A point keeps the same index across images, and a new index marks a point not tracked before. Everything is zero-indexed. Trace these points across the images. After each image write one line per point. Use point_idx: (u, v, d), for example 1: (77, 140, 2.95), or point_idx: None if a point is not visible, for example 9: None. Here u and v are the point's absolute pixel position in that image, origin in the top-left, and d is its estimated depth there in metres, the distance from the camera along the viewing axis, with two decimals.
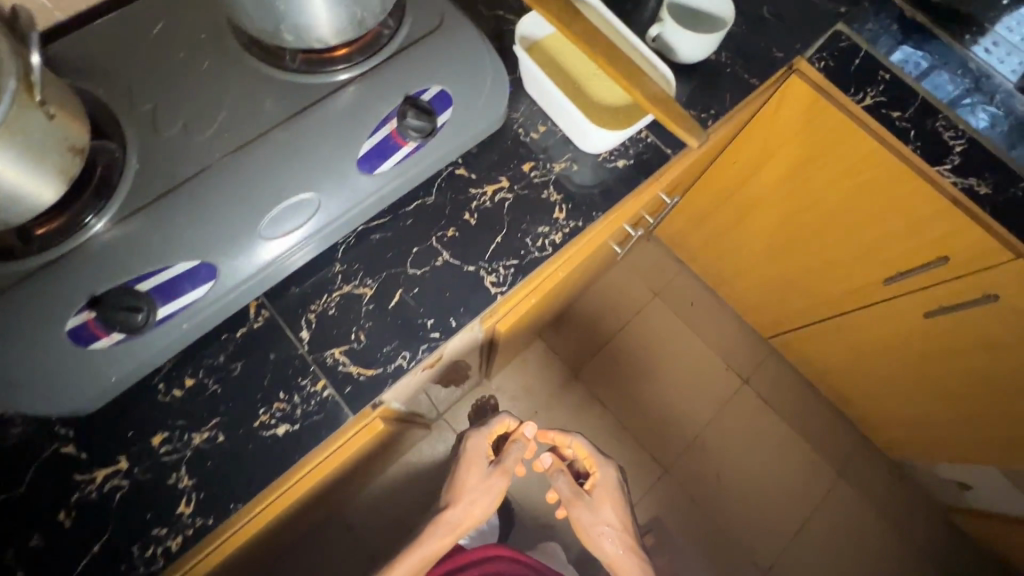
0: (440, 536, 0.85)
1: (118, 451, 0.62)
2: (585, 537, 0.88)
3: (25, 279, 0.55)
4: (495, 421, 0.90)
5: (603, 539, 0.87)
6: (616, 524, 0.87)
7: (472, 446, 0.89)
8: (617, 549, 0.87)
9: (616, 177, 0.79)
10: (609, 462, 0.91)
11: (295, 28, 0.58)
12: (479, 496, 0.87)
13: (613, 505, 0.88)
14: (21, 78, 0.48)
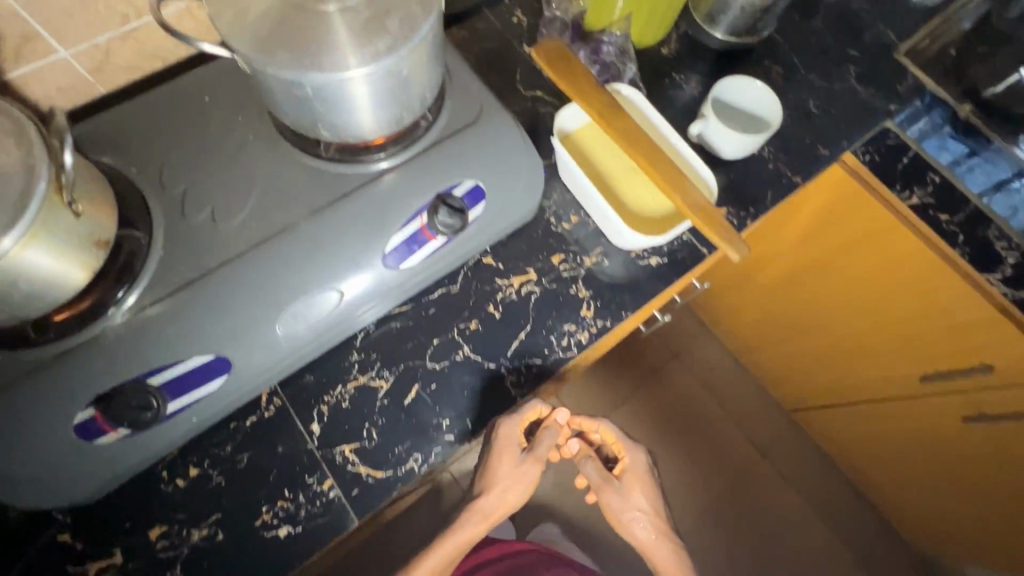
0: (466, 531, 0.74)
1: (114, 543, 0.60)
2: (619, 522, 0.78)
3: (35, 371, 0.54)
4: (523, 407, 0.70)
5: (642, 526, 0.77)
6: (653, 516, 0.77)
7: (500, 436, 0.70)
8: (657, 525, 0.78)
9: (647, 276, 0.76)
10: (641, 448, 0.80)
11: (331, 126, 0.57)
12: (511, 486, 0.73)
13: (649, 500, 0.78)
14: (52, 181, 0.47)
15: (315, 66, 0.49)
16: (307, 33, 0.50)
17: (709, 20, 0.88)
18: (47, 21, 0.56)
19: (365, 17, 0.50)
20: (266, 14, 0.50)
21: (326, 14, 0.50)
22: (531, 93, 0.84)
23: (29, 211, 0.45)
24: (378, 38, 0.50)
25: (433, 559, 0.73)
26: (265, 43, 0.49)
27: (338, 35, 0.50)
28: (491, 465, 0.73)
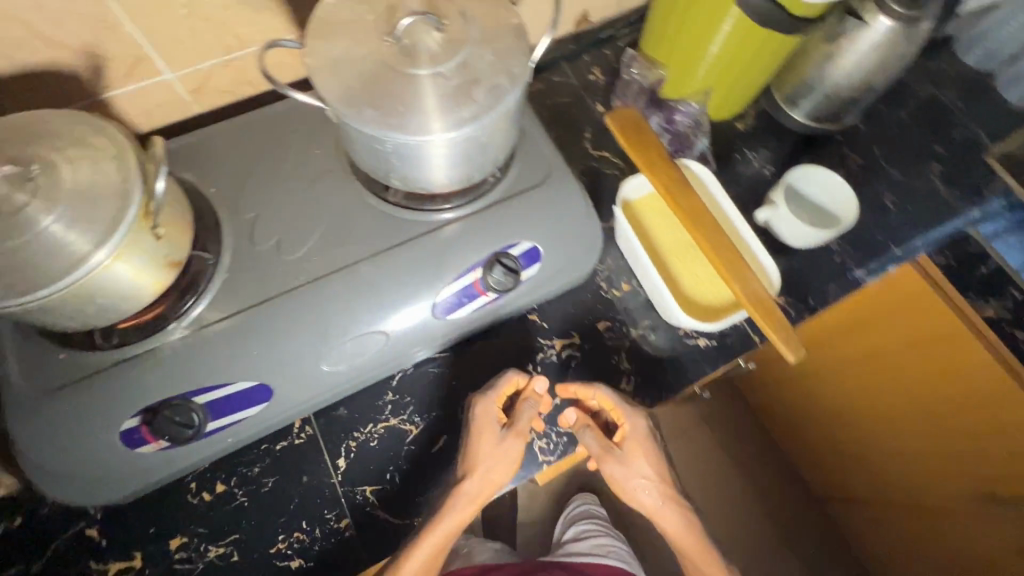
0: (451, 522, 0.64)
1: (136, 546, 0.61)
2: (620, 488, 0.71)
3: (94, 374, 0.56)
4: (501, 381, 0.66)
5: (647, 480, 0.71)
6: (658, 484, 0.71)
7: (478, 414, 0.65)
8: (657, 491, 0.71)
9: (692, 356, 0.74)
10: (641, 412, 0.68)
11: (404, 177, 0.59)
12: (497, 463, 0.65)
13: (655, 457, 0.71)
14: (142, 207, 0.50)
15: (400, 127, 0.51)
16: (397, 94, 0.51)
17: (788, 101, 0.86)
18: (160, 47, 0.60)
19: (455, 84, 0.51)
20: (361, 71, 0.52)
21: (417, 78, 0.51)
22: (599, 153, 0.84)
23: (116, 235, 0.47)
24: (464, 106, 0.51)
25: (413, 563, 0.63)
26: (356, 98, 0.51)
27: (426, 99, 0.51)
28: (472, 445, 0.64)
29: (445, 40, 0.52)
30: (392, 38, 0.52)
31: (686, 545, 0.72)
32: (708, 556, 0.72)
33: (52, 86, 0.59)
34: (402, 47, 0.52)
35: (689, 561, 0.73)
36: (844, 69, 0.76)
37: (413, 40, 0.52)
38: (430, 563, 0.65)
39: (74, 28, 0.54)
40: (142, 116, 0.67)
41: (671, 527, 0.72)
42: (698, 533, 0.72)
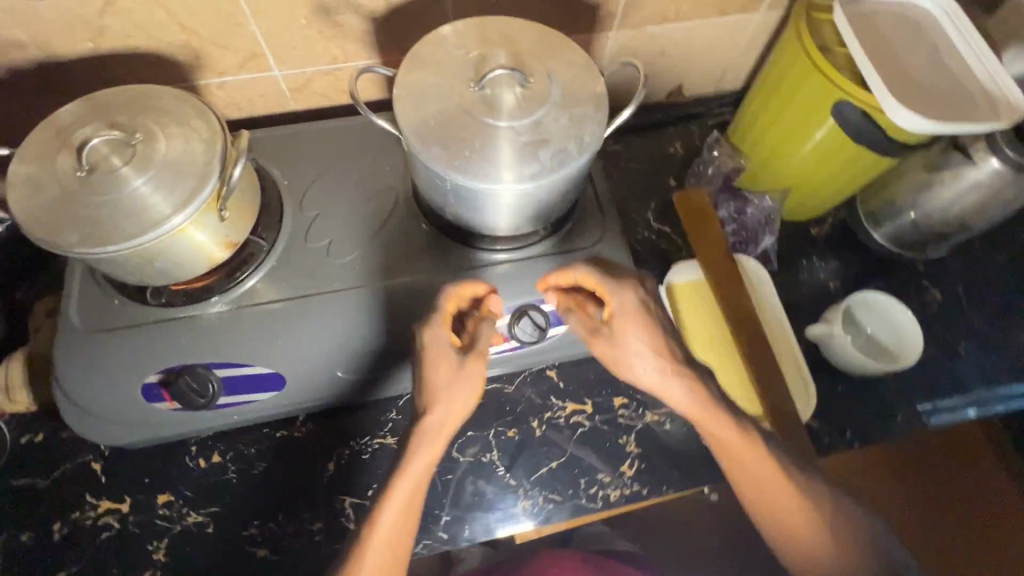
0: (419, 466, 0.55)
1: (128, 492, 0.65)
2: (613, 359, 0.60)
3: (135, 325, 0.61)
4: (445, 302, 0.59)
5: (641, 358, 0.58)
6: (650, 353, 0.57)
7: (428, 341, 0.57)
8: (644, 341, 0.58)
9: (705, 458, 0.70)
10: (627, 283, 0.59)
11: (457, 213, 0.61)
12: (460, 382, 0.57)
13: (647, 329, 0.58)
14: (215, 191, 0.53)
15: (462, 169, 0.52)
16: (467, 138, 0.53)
17: (872, 219, 0.82)
18: (274, 48, 0.66)
19: (524, 140, 0.53)
20: (440, 111, 0.54)
21: (490, 128, 0.53)
22: (658, 226, 0.83)
23: (185, 212, 0.51)
24: (528, 163, 0.52)
25: (387, 527, 0.54)
26: (428, 134, 0.53)
27: (493, 149, 0.53)
28: (427, 376, 0.57)
29: (525, 98, 0.54)
30: (474, 86, 0.55)
31: (701, 421, 0.57)
32: (735, 445, 0.57)
33: (176, 64, 0.66)
34: (483, 96, 0.54)
35: (726, 458, 0.58)
36: (946, 199, 0.72)
37: (495, 92, 0.54)
38: (407, 530, 0.56)
39: (205, 19, 0.61)
40: (245, 103, 0.73)
41: (682, 406, 0.58)
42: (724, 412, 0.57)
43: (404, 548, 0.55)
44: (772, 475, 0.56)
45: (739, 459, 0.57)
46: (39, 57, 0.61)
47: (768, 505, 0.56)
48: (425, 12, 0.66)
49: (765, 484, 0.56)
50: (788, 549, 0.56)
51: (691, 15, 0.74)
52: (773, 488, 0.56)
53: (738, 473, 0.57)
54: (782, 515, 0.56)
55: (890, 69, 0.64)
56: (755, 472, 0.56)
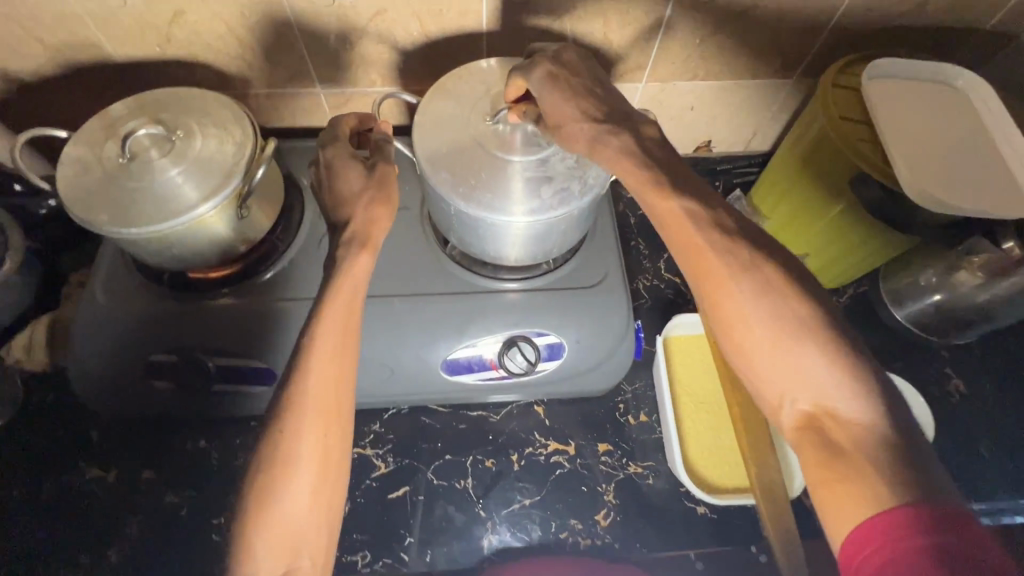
0: (340, 312, 0.53)
1: (116, 463, 0.68)
2: (588, 143, 0.51)
3: (149, 304, 0.64)
4: (337, 126, 0.62)
5: (575, 119, 0.52)
6: (633, 160, 0.49)
7: (330, 157, 0.60)
8: (623, 144, 0.50)
9: (685, 522, 0.66)
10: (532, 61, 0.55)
11: (460, 238, 0.63)
12: (372, 191, 0.58)
13: (564, 92, 0.53)
14: (237, 189, 0.57)
15: (466, 197, 0.54)
16: (477, 167, 0.55)
17: (894, 297, 0.78)
18: (319, 67, 0.71)
19: (530, 175, 0.55)
20: (454, 140, 0.57)
21: (500, 162, 0.55)
22: (668, 276, 0.82)
23: (206, 205, 0.55)
24: (530, 197, 0.54)
25: (316, 382, 0.50)
26: (439, 161, 0.56)
27: (498, 182, 0.55)
28: (337, 186, 0.58)
29: (536, 135, 0.56)
30: (489, 121, 0.57)
31: (693, 251, 0.45)
32: (728, 286, 0.44)
33: (230, 74, 0.72)
34: (497, 131, 0.57)
35: (707, 302, 0.45)
36: (968, 287, 0.70)
37: (508, 128, 0.57)
38: (344, 387, 0.52)
39: (260, 36, 0.67)
40: (287, 114, 0.79)
41: (670, 233, 0.47)
42: (711, 236, 0.45)
43: (344, 406, 0.52)
44: (780, 327, 0.42)
45: (740, 301, 0.43)
46: (111, 55, 0.68)
47: (781, 360, 0.42)
48: (461, 50, 0.71)
49: (771, 330, 0.42)
50: (801, 423, 0.41)
51: (719, 74, 0.76)
52: (784, 341, 0.42)
53: (727, 322, 0.44)
54: (792, 382, 0.41)
55: (914, 153, 0.64)
56: (751, 322, 0.43)
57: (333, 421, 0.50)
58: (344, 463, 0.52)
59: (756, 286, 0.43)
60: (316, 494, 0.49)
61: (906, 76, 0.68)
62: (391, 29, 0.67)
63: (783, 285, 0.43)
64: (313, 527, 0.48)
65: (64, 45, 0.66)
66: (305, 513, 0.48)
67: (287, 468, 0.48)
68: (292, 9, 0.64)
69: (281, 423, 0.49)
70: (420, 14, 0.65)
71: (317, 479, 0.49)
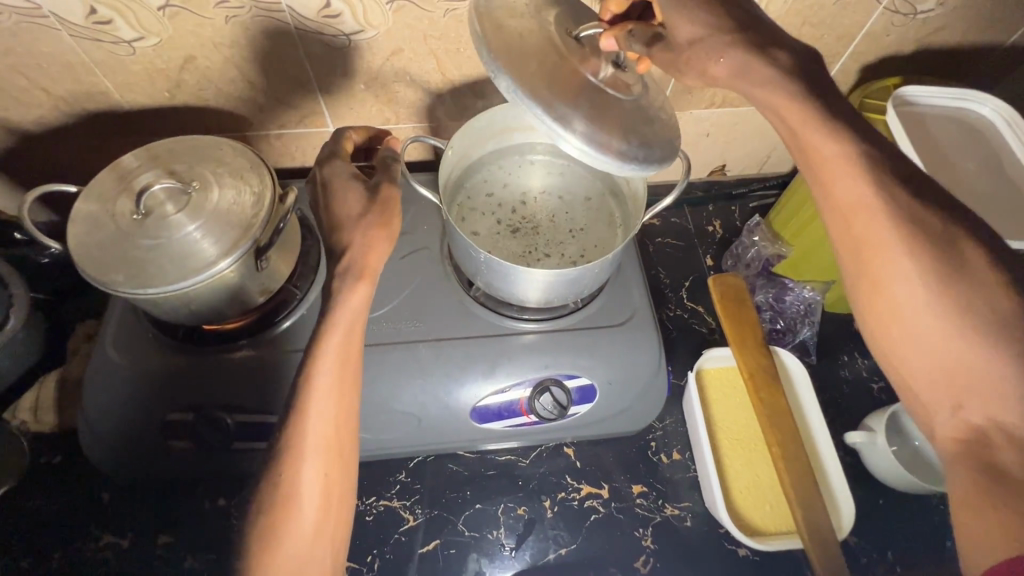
0: (337, 349, 0.49)
1: (130, 528, 0.64)
2: (735, 67, 0.44)
3: (164, 361, 0.62)
4: (340, 142, 0.59)
5: (714, 35, 0.44)
6: (790, 96, 0.43)
7: (329, 176, 0.56)
8: (774, 70, 0.44)
9: (727, 564, 0.65)
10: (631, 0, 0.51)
11: (488, 282, 0.61)
12: (371, 213, 0.53)
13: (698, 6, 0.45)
14: (257, 241, 0.55)
15: (548, 107, 0.43)
16: (552, 83, 0.44)
17: None
18: (333, 105, 0.69)
19: (610, 112, 0.46)
20: (523, 40, 0.45)
21: (589, 85, 0.46)
22: (691, 305, 0.81)
23: (226, 260, 0.52)
24: (613, 135, 0.45)
25: (318, 420, 0.48)
26: (514, 61, 0.43)
27: (583, 104, 0.45)
28: (336, 208, 0.54)
29: (610, 78, 0.47)
30: (570, 36, 0.47)
31: (852, 213, 0.43)
32: (891, 258, 0.42)
33: (240, 116, 0.70)
34: (581, 45, 0.47)
35: (865, 277, 0.43)
36: None
37: (597, 47, 0.48)
38: (346, 422, 0.50)
39: (273, 78, 0.65)
40: (298, 153, 0.77)
41: (829, 191, 0.44)
42: (881, 197, 0.42)
43: (345, 443, 0.50)
44: (944, 315, 0.40)
45: (903, 280, 0.41)
46: (118, 102, 0.66)
47: (936, 355, 0.41)
48: (478, 86, 0.70)
49: (930, 320, 0.41)
50: (955, 437, 0.40)
51: (737, 101, 0.75)
52: (949, 333, 0.40)
53: (885, 303, 0.43)
54: (936, 385, 0.41)
55: (941, 175, 0.64)
56: (909, 308, 0.41)
57: (335, 459, 0.49)
58: (346, 497, 0.50)
59: (927, 267, 0.41)
60: (320, 531, 0.48)
61: (931, 100, 0.68)
62: (408, 68, 0.66)
63: (966, 274, 0.40)
64: (318, 563, 0.47)
65: (69, 94, 0.64)
66: (309, 550, 0.47)
67: (289, 507, 0.46)
68: (307, 51, 0.62)
69: (281, 464, 0.47)
70: (438, 52, 0.64)
71: (319, 518, 0.48)
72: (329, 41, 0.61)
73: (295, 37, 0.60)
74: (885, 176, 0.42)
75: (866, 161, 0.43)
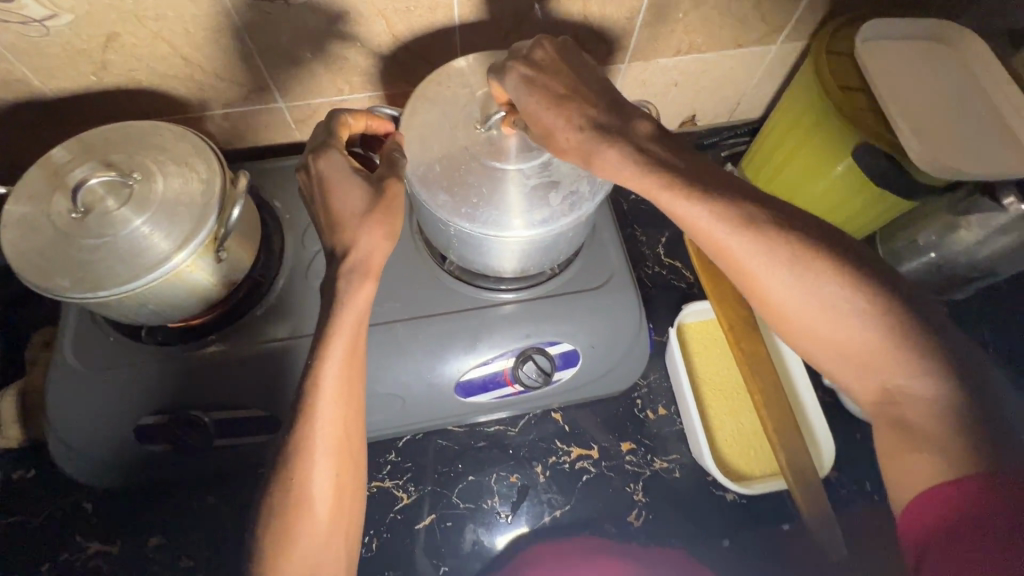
0: (342, 349, 0.47)
1: (119, 534, 0.63)
2: (585, 161, 0.48)
3: (130, 365, 0.59)
4: (336, 129, 0.52)
5: (559, 128, 0.48)
6: (636, 164, 0.46)
7: (325, 171, 0.49)
8: (616, 152, 0.46)
9: (715, 507, 0.67)
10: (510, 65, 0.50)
11: (461, 256, 0.59)
12: (377, 212, 0.49)
13: (541, 96, 0.48)
14: (212, 232, 0.51)
15: (470, 218, 0.51)
16: (474, 183, 0.52)
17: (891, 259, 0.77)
18: (279, 78, 0.65)
19: (533, 182, 0.52)
20: (446, 155, 0.53)
21: (498, 172, 0.52)
22: (669, 261, 0.80)
23: (180, 255, 0.49)
24: (540, 207, 0.51)
25: (325, 424, 0.47)
26: (431, 179, 0.52)
27: (505, 195, 0.51)
28: (336, 207, 0.49)
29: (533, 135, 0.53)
30: (481, 127, 0.53)
31: (725, 255, 0.45)
32: (769, 283, 0.44)
33: (178, 96, 0.65)
34: (490, 139, 0.53)
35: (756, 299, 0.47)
36: (968, 241, 0.69)
37: (502, 134, 0.53)
38: (354, 420, 0.49)
39: (209, 53, 0.60)
40: (249, 132, 0.73)
41: (696, 231, 0.45)
42: (745, 237, 0.44)
43: (352, 440, 0.49)
44: (827, 313, 0.43)
45: (781, 296, 0.44)
46: (40, 90, 0.60)
47: (837, 338, 0.44)
48: (434, 47, 0.66)
49: (827, 313, 0.43)
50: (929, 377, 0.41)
51: (703, 47, 0.72)
52: (843, 325, 0.43)
53: (773, 311, 0.46)
54: (888, 355, 0.42)
55: (908, 108, 0.63)
56: (795, 314, 0.45)
57: (344, 457, 0.48)
58: (357, 493, 0.50)
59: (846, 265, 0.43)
60: (333, 529, 0.48)
61: (895, 33, 0.67)
62: (356, 32, 0.61)
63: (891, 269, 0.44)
64: (331, 559, 0.47)
65: None
66: (323, 548, 0.47)
67: (302, 509, 0.46)
68: (241, 20, 0.57)
69: (289, 469, 0.46)
70: (387, 13, 0.60)
71: (331, 519, 0.47)
72: (266, 7, 0.56)
73: (228, 5, 0.55)
74: (745, 211, 0.44)
75: (724, 205, 0.44)
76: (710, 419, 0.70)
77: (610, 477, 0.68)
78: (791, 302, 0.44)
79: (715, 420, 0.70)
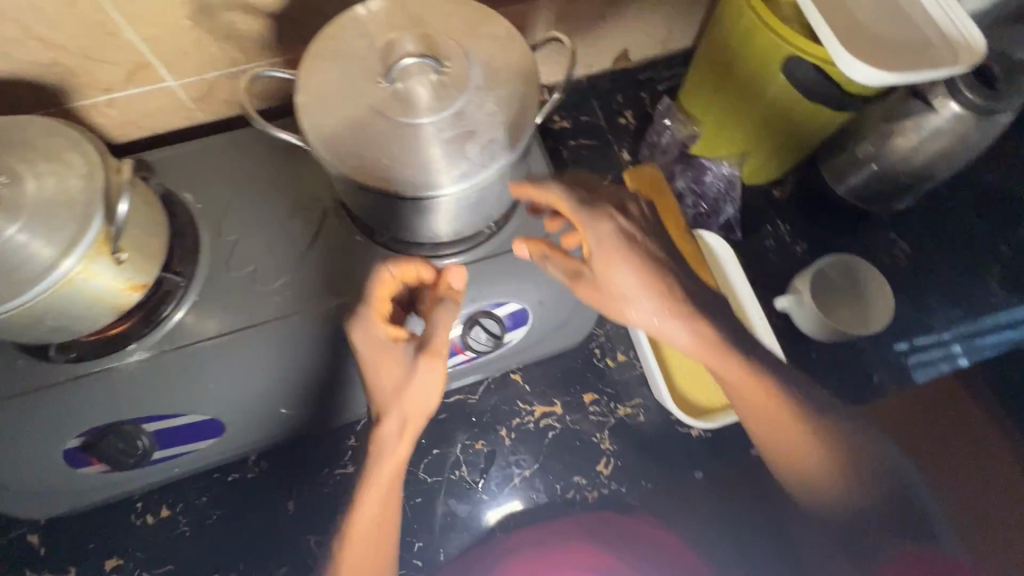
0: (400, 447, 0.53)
1: (73, 561, 0.60)
2: (618, 304, 0.55)
3: (45, 388, 0.54)
4: (378, 289, 0.52)
5: (628, 289, 0.54)
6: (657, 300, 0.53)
7: (365, 349, 0.51)
8: (646, 305, 0.54)
9: (680, 444, 0.67)
10: (602, 216, 0.54)
11: (389, 225, 0.56)
12: (406, 392, 0.51)
13: (625, 255, 0.53)
14: (103, 231, 0.47)
15: (384, 181, 0.47)
16: (386, 144, 0.47)
17: None
18: (162, 53, 0.59)
19: (448, 134, 0.47)
20: (350, 116, 0.48)
21: (409, 127, 0.48)
22: None
23: (69, 260, 0.45)
24: (458, 160, 0.47)
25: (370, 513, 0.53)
26: (336, 145, 0.48)
27: (419, 152, 0.47)
28: (374, 385, 0.52)
29: (441, 82, 0.49)
30: (384, 81, 0.49)
31: (725, 377, 0.54)
32: (773, 416, 0.54)
33: (48, 85, 0.58)
34: (396, 92, 0.49)
35: (753, 414, 0.55)
36: (905, 148, 0.67)
37: (407, 85, 0.49)
38: (392, 514, 0.55)
39: (71, 32, 0.53)
40: (144, 118, 0.66)
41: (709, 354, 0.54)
42: (756, 375, 0.54)
43: (386, 532, 0.54)
44: (794, 441, 0.54)
45: (774, 421, 0.54)
46: None
47: (800, 460, 0.54)
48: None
49: (798, 437, 0.53)
50: None
51: None
52: (806, 454, 0.53)
53: (758, 426, 0.55)
54: (830, 473, 0.53)
55: (833, 11, 0.59)
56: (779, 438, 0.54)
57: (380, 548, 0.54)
58: None
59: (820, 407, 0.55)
60: None
61: None
62: None
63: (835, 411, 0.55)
64: None
65: None
66: None
67: None
68: None
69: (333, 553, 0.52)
70: None
71: None
72: None
73: None
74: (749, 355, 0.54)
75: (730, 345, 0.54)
76: (669, 357, 0.69)
77: (576, 432, 0.67)
78: (771, 431, 0.54)
79: (673, 359, 0.69)
